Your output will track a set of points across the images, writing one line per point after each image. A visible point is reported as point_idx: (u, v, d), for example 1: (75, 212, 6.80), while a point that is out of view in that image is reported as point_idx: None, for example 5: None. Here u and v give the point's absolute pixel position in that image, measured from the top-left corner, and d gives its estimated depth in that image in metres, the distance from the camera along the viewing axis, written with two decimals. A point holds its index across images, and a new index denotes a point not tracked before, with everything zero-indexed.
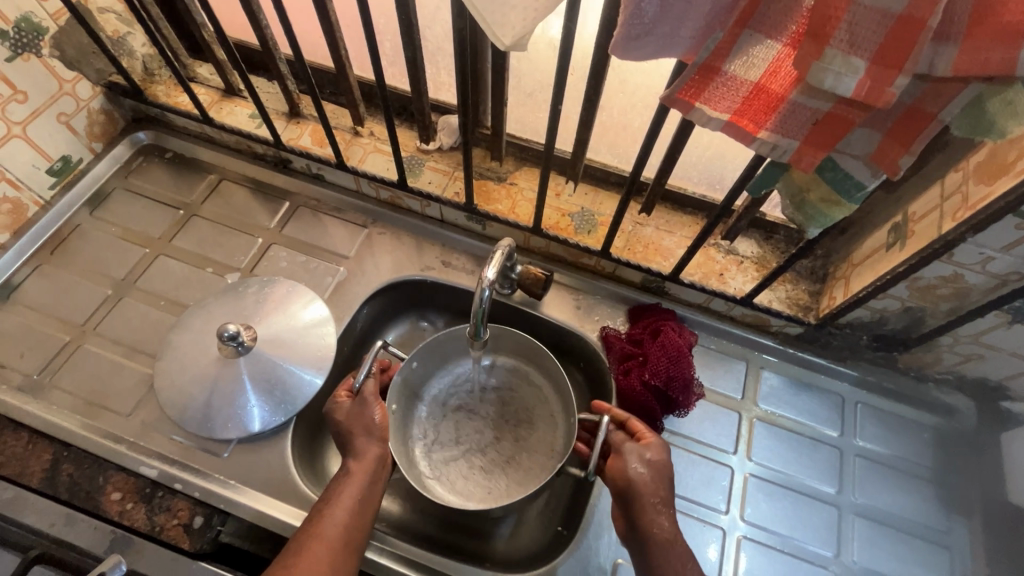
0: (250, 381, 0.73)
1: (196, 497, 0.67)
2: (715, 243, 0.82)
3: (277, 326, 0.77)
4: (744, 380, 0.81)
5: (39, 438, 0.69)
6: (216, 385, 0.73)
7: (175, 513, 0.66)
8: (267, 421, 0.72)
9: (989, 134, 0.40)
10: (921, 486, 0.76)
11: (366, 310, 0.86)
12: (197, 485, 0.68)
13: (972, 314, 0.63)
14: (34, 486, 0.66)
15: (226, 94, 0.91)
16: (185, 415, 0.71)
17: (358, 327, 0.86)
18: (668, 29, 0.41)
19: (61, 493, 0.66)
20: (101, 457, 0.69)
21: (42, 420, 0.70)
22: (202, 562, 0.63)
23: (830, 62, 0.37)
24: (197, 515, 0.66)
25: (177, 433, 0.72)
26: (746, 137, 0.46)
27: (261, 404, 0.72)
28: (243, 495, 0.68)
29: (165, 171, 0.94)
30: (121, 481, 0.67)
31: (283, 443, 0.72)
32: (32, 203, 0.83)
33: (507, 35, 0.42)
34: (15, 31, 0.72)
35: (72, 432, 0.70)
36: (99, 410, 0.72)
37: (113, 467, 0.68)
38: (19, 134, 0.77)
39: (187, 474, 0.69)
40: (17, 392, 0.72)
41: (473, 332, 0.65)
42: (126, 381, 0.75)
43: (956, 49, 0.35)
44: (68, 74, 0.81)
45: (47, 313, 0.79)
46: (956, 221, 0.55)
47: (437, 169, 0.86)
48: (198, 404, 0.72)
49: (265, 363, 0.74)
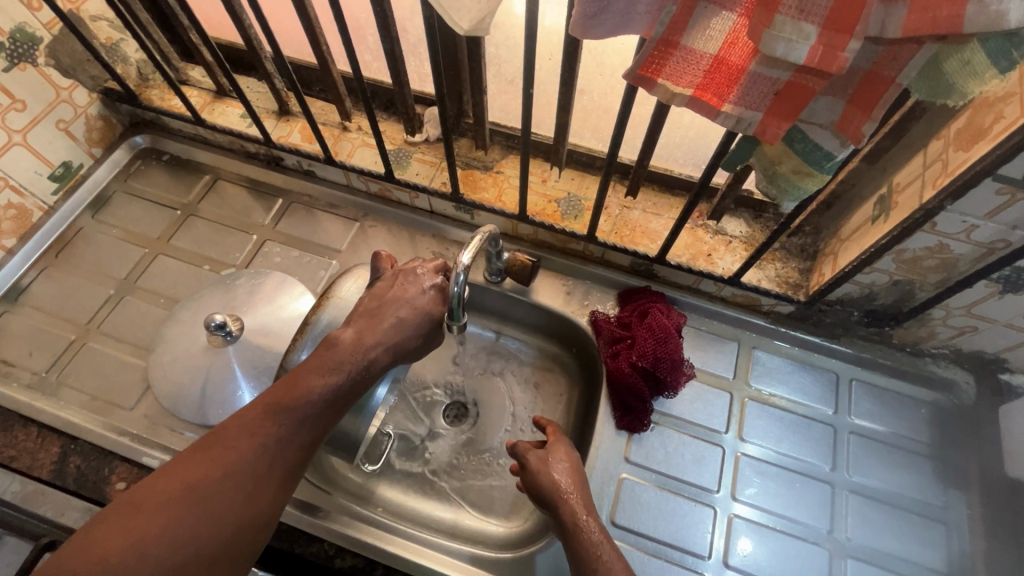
0: (239, 367, 0.75)
1: None
2: (702, 224, 0.82)
3: (264, 316, 0.79)
4: (736, 360, 0.81)
5: (48, 432, 0.72)
6: (208, 373, 0.75)
7: None
8: None
9: (950, 96, 0.40)
10: (918, 462, 0.75)
11: None
12: None
13: (961, 285, 0.62)
14: (45, 478, 0.69)
15: (217, 95, 0.93)
16: (179, 404, 0.74)
17: None
18: (623, 5, 0.41)
19: (70, 483, 0.69)
20: (107, 450, 0.71)
21: (51, 415, 0.73)
22: None
23: (781, 29, 0.36)
24: None
25: (180, 425, 0.75)
26: (711, 111, 0.46)
27: (253, 390, 0.75)
28: None
29: (163, 174, 0.96)
30: (126, 472, 0.70)
31: None
32: (37, 208, 0.86)
33: (464, 19, 0.43)
34: (11, 42, 0.75)
35: (79, 426, 0.72)
36: (104, 404, 0.75)
37: (117, 459, 0.71)
38: (20, 142, 0.80)
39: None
40: (27, 389, 0.75)
41: (449, 316, 0.65)
42: (129, 376, 0.78)
43: (905, 10, 0.34)
44: (64, 82, 0.84)
45: (54, 313, 0.82)
46: (936, 189, 0.54)
47: (424, 160, 0.87)
48: (192, 393, 0.75)
49: (253, 352, 0.76)
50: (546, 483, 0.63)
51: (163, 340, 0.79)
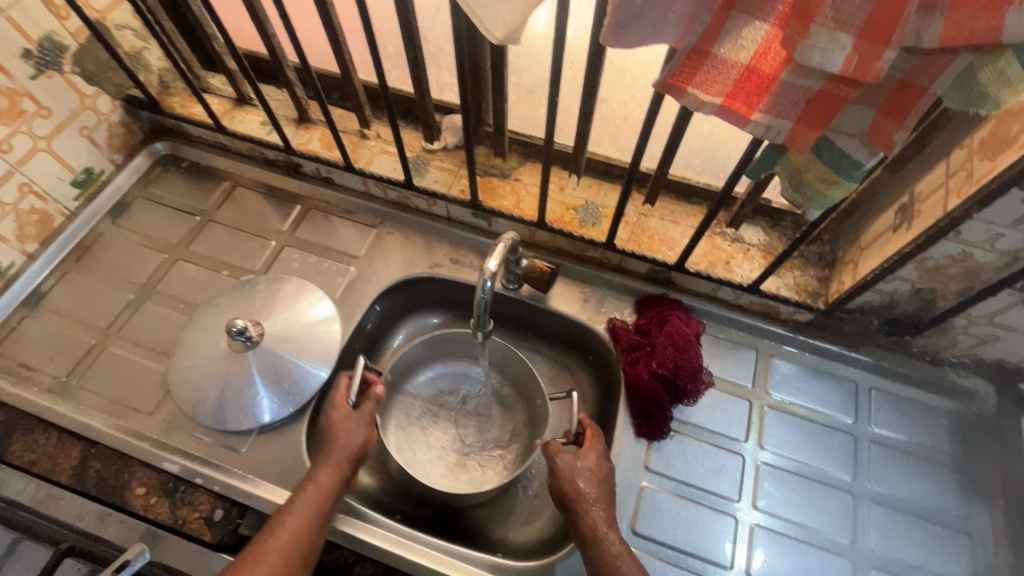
0: (259, 374, 0.75)
1: (217, 490, 0.69)
2: (720, 232, 0.82)
3: (284, 322, 0.79)
4: (754, 369, 0.81)
5: (68, 437, 0.72)
6: (228, 379, 0.75)
7: (197, 506, 0.68)
8: (276, 412, 0.75)
9: (983, 105, 0.40)
10: (939, 472, 0.74)
11: (376, 308, 0.88)
12: (218, 479, 0.70)
13: (984, 294, 0.62)
14: (64, 482, 0.69)
15: (238, 103, 0.94)
16: (199, 409, 0.74)
17: (370, 326, 0.88)
18: (657, 15, 0.42)
19: (90, 488, 0.69)
20: (126, 454, 0.71)
21: (71, 420, 0.73)
22: (225, 554, 0.66)
23: (816, 39, 0.37)
24: (218, 508, 0.68)
25: (197, 429, 0.74)
26: (740, 119, 0.47)
27: (271, 396, 0.75)
28: (260, 488, 0.70)
29: (182, 180, 0.97)
30: (146, 477, 0.70)
31: (297, 437, 0.74)
32: (58, 213, 0.87)
33: (498, 29, 0.43)
34: (39, 50, 0.76)
35: (99, 430, 0.72)
36: (123, 409, 0.75)
37: (137, 464, 0.71)
38: (44, 148, 0.81)
39: (208, 469, 0.71)
40: (47, 393, 0.76)
41: (476, 324, 0.66)
42: (148, 381, 0.78)
43: (941, 20, 0.35)
44: (88, 89, 0.85)
45: (74, 317, 0.83)
46: (961, 198, 0.54)
47: (442, 168, 0.88)
48: (211, 398, 0.75)
49: (272, 358, 0.77)
50: (570, 489, 0.64)
51: (182, 345, 0.79)
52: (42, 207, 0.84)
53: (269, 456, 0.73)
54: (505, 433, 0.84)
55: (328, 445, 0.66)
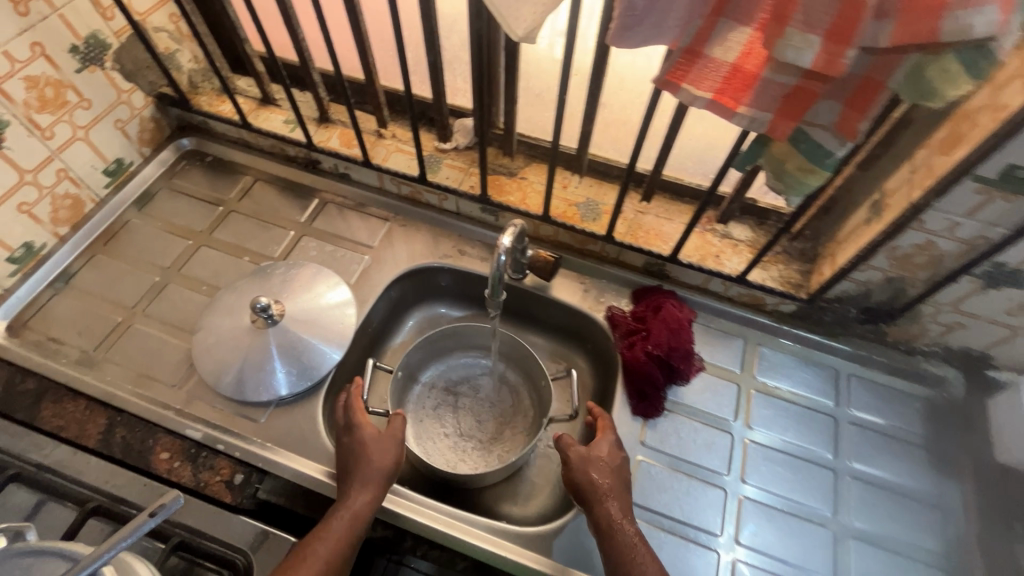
0: (278, 350, 0.80)
1: (237, 456, 0.73)
2: (711, 228, 0.88)
3: (303, 303, 0.84)
4: (742, 355, 0.87)
5: (95, 405, 0.76)
6: (248, 354, 0.80)
7: (218, 471, 0.72)
8: (292, 386, 0.79)
9: (932, 99, 0.47)
10: (914, 452, 0.80)
11: (388, 295, 0.93)
12: (238, 446, 0.74)
13: (947, 280, 0.69)
14: (91, 446, 0.73)
15: (262, 103, 1.01)
16: (220, 381, 0.78)
17: (382, 311, 0.93)
18: (657, 19, 0.49)
19: (116, 452, 0.73)
20: (151, 422, 0.75)
21: (98, 390, 0.77)
22: (242, 516, 0.69)
23: (790, 39, 0.44)
24: (238, 473, 0.72)
25: (218, 401, 0.78)
26: (727, 112, 0.53)
27: (288, 371, 0.79)
28: (278, 455, 0.74)
29: (206, 173, 1.03)
30: (169, 443, 0.74)
31: (313, 410, 0.79)
32: (90, 200, 0.92)
33: (520, 27, 0.50)
34: (85, 47, 0.82)
35: (125, 399, 0.76)
36: (148, 381, 0.79)
37: (161, 431, 0.74)
38: (82, 137, 0.86)
39: (230, 437, 0.75)
40: (75, 365, 0.80)
41: (490, 293, 0.75)
42: (172, 356, 0.82)
43: (892, 24, 0.42)
44: (125, 85, 0.91)
45: (101, 296, 0.87)
46: (923, 189, 0.61)
47: (453, 166, 0.94)
48: (231, 371, 0.79)
49: (291, 336, 0.81)
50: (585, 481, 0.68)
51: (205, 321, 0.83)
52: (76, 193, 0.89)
53: (287, 426, 0.77)
54: (509, 415, 0.90)
55: (362, 468, 0.68)
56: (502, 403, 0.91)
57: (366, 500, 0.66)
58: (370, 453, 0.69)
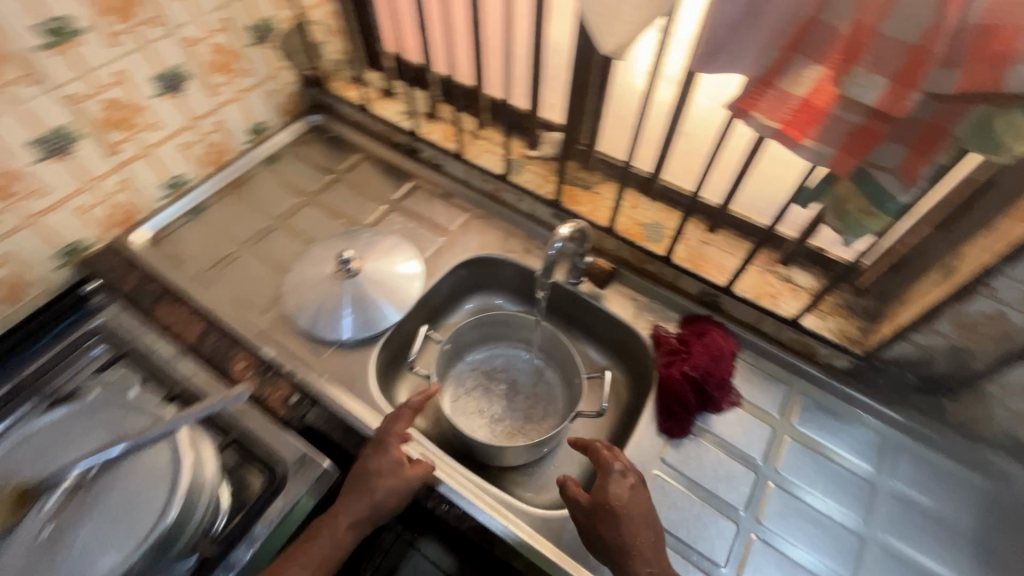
0: (348, 300, 0.90)
1: (296, 380, 0.83)
2: (773, 269, 0.89)
3: (378, 266, 0.94)
4: (783, 400, 0.85)
5: (196, 313, 0.90)
6: (324, 298, 0.91)
7: (277, 389, 0.82)
8: (354, 332, 0.89)
9: (999, 152, 0.47)
10: (958, 542, 0.74)
11: (455, 275, 1.02)
12: (299, 372, 0.84)
13: (1018, 358, 0.65)
14: (187, 342, 0.86)
15: (384, 95, 1.16)
16: (298, 314, 0.90)
17: (445, 288, 1.02)
18: (735, 48, 0.54)
19: (205, 352, 0.86)
20: (236, 335, 0.87)
21: (203, 301, 0.91)
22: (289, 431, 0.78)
23: (857, 78, 0.48)
24: (294, 394, 0.82)
25: (293, 331, 0.90)
26: (792, 141, 0.56)
27: (352, 320, 0.89)
28: (329, 389, 0.84)
29: (325, 146, 1.18)
30: (245, 355, 0.85)
31: (367, 356, 0.88)
32: (232, 151, 1.10)
33: (611, 41, 0.57)
34: (260, 27, 1.01)
35: (221, 313, 0.90)
36: (241, 303, 0.93)
37: (242, 345, 0.86)
38: (239, 99, 1.04)
39: (293, 365, 0.85)
40: (190, 279, 0.95)
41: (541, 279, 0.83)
42: (264, 288, 0.95)
43: (961, 72, 0.44)
44: (281, 63, 1.09)
45: (223, 229, 1.03)
46: (995, 252, 0.60)
47: (535, 172, 1.03)
48: (308, 309, 0.90)
49: (362, 290, 0.91)
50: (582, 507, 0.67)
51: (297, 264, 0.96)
52: (224, 143, 1.07)
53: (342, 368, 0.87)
54: (542, 404, 0.94)
55: (356, 493, 0.69)
56: (536, 394, 0.95)
57: (348, 524, 0.68)
58: (377, 482, 0.69)
